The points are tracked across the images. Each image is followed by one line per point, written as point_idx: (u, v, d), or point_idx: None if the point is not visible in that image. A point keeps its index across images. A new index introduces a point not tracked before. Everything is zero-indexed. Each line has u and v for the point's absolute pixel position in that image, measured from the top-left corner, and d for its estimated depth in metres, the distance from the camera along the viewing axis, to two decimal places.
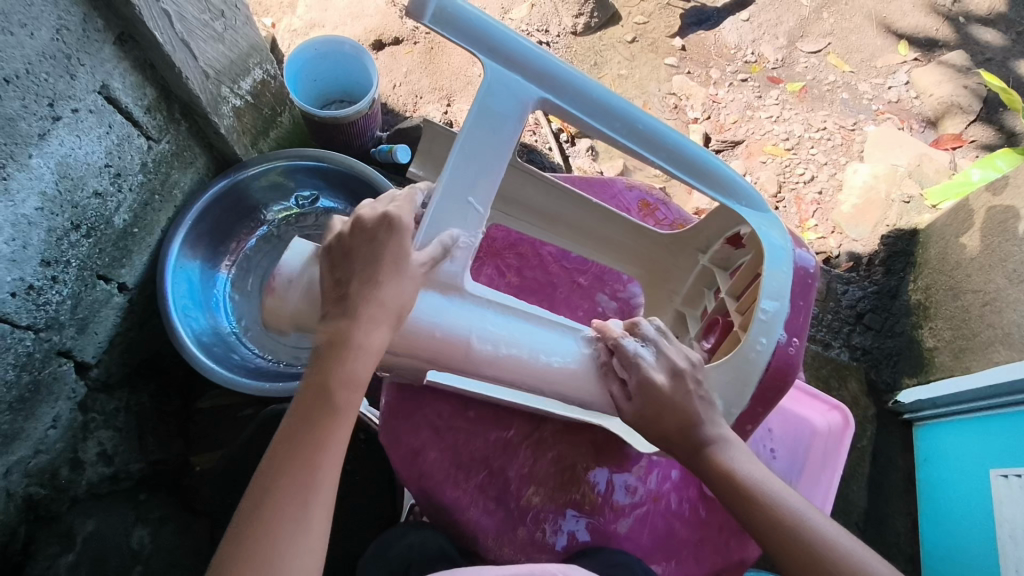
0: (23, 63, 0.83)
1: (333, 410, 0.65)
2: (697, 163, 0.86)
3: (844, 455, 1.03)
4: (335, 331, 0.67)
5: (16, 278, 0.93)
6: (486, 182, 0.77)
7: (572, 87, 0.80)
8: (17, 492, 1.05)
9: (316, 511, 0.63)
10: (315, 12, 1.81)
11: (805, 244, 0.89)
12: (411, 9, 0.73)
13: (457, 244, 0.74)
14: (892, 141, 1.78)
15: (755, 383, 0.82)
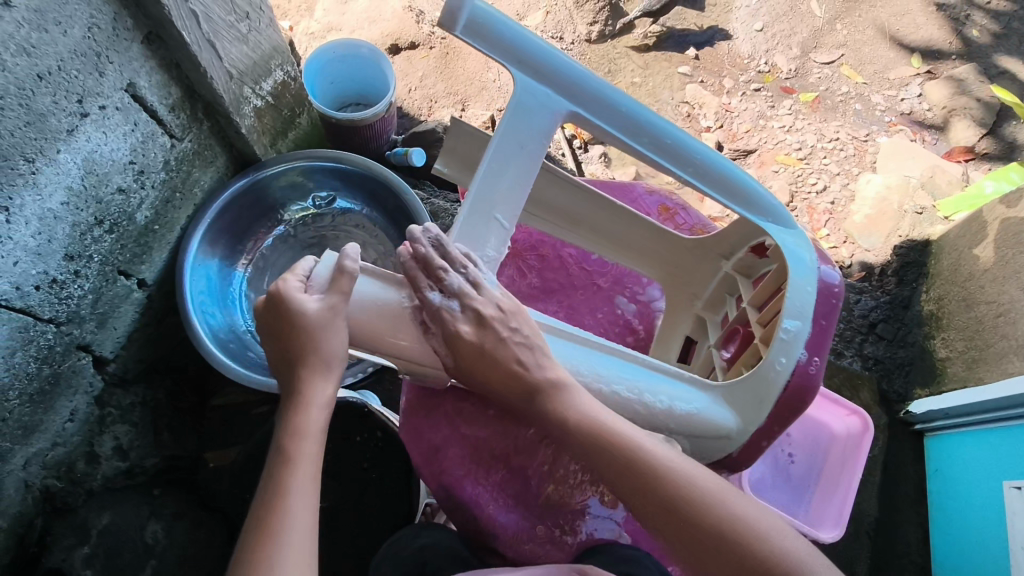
0: (55, 60, 0.84)
1: (314, 364, 0.73)
2: (720, 175, 0.87)
3: (863, 459, 1.02)
4: (298, 356, 0.73)
5: (40, 272, 0.94)
6: (510, 198, 0.81)
7: (600, 101, 0.82)
8: (34, 483, 1.07)
9: (305, 482, 0.67)
10: (333, 15, 1.84)
11: (831, 261, 0.88)
12: (444, 20, 0.75)
13: (482, 257, 0.80)
14: (904, 152, 1.78)
15: (773, 401, 0.82)
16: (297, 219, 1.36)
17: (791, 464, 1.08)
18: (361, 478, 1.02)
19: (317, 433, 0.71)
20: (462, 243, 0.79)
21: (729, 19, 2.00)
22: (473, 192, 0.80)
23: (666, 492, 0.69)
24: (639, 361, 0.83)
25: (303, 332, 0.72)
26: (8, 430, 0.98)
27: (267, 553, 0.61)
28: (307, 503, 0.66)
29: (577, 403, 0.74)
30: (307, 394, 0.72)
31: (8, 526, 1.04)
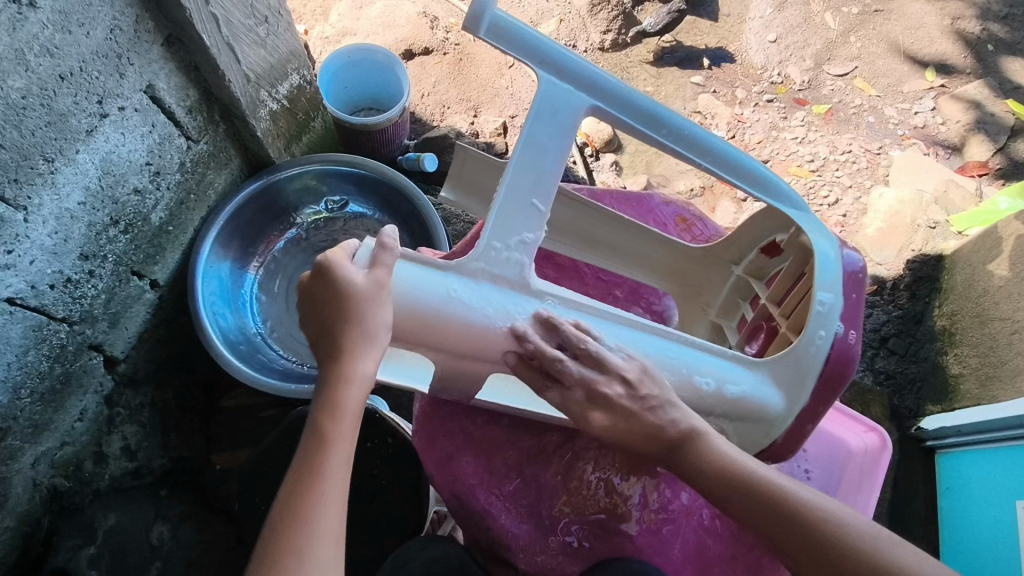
0: (78, 61, 0.85)
1: (357, 340, 0.69)
2: (742, 168, 0.87)
3: (882, 475, 1.01)
4: (342, 328, 0.69)
5: (55, 271, 0.94)
6: (547, 184, 0.78)
7: (620, 98, 0.82)
8: (43, 482, 1.07)
9: (339, 466, 0.66)
10: (347, 20, 1.85)
11: (849, 244, 0.89)
12: (467, 24, 0.74)
13: (525, 242, 0.76)
14: (917, 166, 1.78)
15: (815, 375, 0.83)
16: (310, 222, 1.36)
17: (807, 481, 1.04)
18: (371, 485, 0.97)
19: (354, 411, 0.69)
20: (498, 236, 0.76)
21: (742, 30, 2.00)
22: (506, 185, 0.77)
23: (817, 539, 0.69)
24: (681, 340, 0.82)
25: (351, 304, 0.69)
26: (19, 429, 0.98)
27: (297, 541, 0.61)
28: (338, 491, 0.65)
29: (718, 449, 0.76)
30: (350, 369, 0.69)
31: (16, 525, 1.04)
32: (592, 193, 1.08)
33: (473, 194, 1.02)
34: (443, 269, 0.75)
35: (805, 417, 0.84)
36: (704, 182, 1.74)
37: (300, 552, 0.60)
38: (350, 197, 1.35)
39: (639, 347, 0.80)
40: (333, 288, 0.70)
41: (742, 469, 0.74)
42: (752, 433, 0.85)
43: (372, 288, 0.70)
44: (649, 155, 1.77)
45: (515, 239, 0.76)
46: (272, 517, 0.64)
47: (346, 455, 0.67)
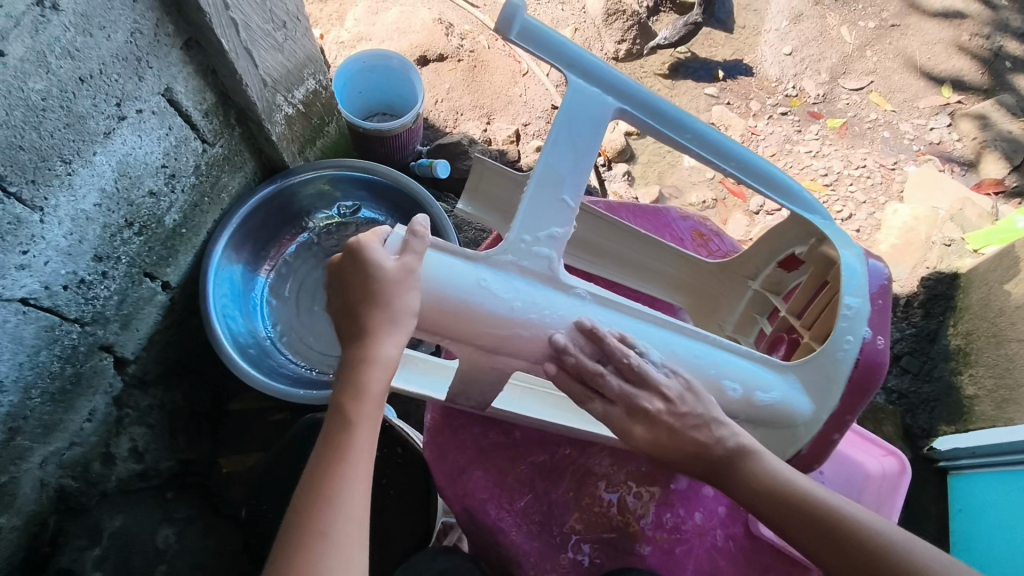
0: (98, 64, 0.85)
1: (381, 323, 0.68)
2: (767, 175, 0.86)
3: (899, 501, 0.99)
4: (367, 311, 0.68)
5: (69, 272, 0.94)
6: (574, 180, 0.77)
7: (647, 103, 0.81)
8: (51, 482, 1.06)
9: (363, 451, 0.65)
10: (363, 25, 1.85)
11: (873, 253, 0.88)
12: (497, 26, 0.74)
13: (552, 237, 0.76)
14: (932, 182, 1.76)
15: (843, 381, 0.81)
16: (321, 227, 1.36)
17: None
18: (380, 495, 0.96)
19: (377, 395, 0.67)
20: (528, 229, 0.75)
21: (758, 42, 1.99)
22: (534, 180, 0.76)
23: (874, 559, 0.65)
24: (706, 340, 0.81)
25: (378, 287, 0.68)
26: (28, 429, 0.98)
27: (321, 524, 0.59)
28: (363, 474, 0.64)
29: (770, 469, 0.74)
30: (374, 350, 0.68)
31: (23, 524, 1.04)
32: (608, 207, 1.08)
33: (489, 207, 1.02)
34: (475, 260, 0.74)
35: (831, 426, 0.83)
36: (716, 194, 1.74)
37: (324, 537, 0.58)
38: (362, 202, 1.35)
39: (666, 347, 0.79)
40: (362, 271, 0.69)
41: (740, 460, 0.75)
42: (778, 438, 0.85)
43: (401, 273, 0.69)
44: (662, 166, 1.77)
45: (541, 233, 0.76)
46: (295, 502, 0.62)
47: (370, 439, 0.66)
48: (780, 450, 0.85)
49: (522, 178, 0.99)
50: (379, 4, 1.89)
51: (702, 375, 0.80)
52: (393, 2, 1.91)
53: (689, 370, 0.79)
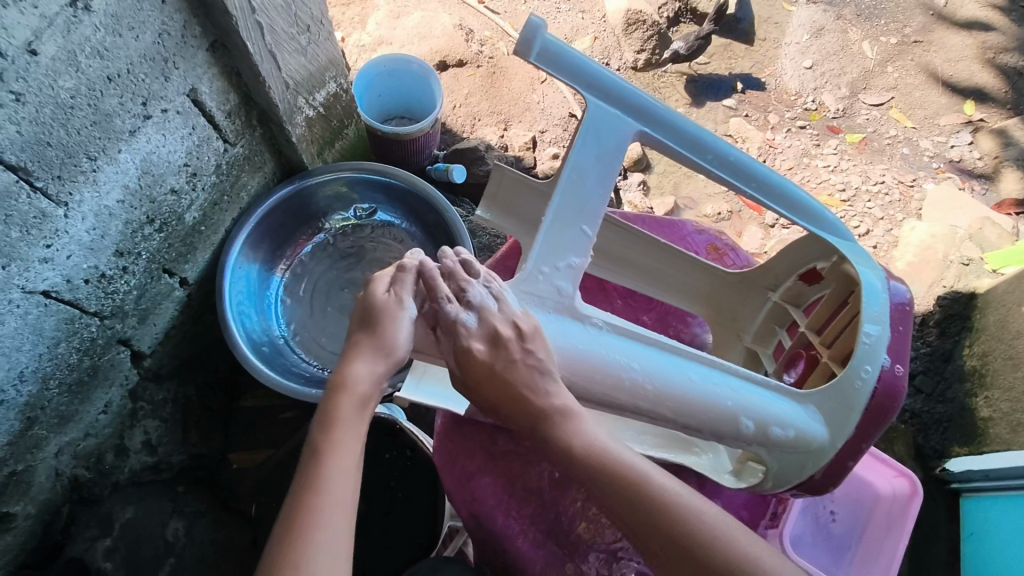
0: (126, 63, 0.87)
1: (364, 352, 0.69)
2: (790, 198, 0.86)
3: (909, 525, 0.96)
4: (357, 344, 0.70)
5: (91, 266, 0.96)
6: (595, 207, 0.79)
7: (668, 124, 0.82)
8: (65, 472, 1.09)
9: (337, 478, 0.62)
10: (384, 29, 1.87)
11: (894, 275, 0.87)
12: (519, 47, 0.74)
13: (569, 265, 0.77)
14: (951, 201, 1.74)
15: (861, 409, 0.80)
16: (337, 228, 1.37)
17: (832, 523, 1.04)
18: (387, 497, 0.96)
19: (352, 422, 0.66)
20: (546, 260, 0.77)
21: (778, 55, 1.98)
22: (553, 209, 0.78)
23: (661, 520, 0.64)
24: (718, 367, 0.80)
25: (371, 319, 0.71)
26: (45, 419, 1.00)
27: (295, 555, 0.57)
28: (341, 504, 0.61)
29: (582, 430, 0.70)
30: (348, 377, 0.68)
31: (37, 512, 1.06)
32: (630, 216, 1.08)
33: (507, 214, 1.02)
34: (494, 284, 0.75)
35: (848, 451, 0.81)
36: (731, 207, 1.73)
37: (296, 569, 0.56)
38: (379, 205, 1.36)
39: (682, 372, 0.78)
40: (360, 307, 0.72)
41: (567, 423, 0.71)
42: (792, 464, 0.82)
43: (390, 302, 0.71)
44: (677, 177, 1.76)
45: (559, 261, 0.77)
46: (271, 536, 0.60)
47: (346, 467, 0.64)
48: (793, 476, 0.83)
49: (542, 184, 0.99)
50: (401, 9, 1.91)
51: (716, 403, 0.78)
52: (415, 6, 1.92)
53: (704, 397, 0.78)
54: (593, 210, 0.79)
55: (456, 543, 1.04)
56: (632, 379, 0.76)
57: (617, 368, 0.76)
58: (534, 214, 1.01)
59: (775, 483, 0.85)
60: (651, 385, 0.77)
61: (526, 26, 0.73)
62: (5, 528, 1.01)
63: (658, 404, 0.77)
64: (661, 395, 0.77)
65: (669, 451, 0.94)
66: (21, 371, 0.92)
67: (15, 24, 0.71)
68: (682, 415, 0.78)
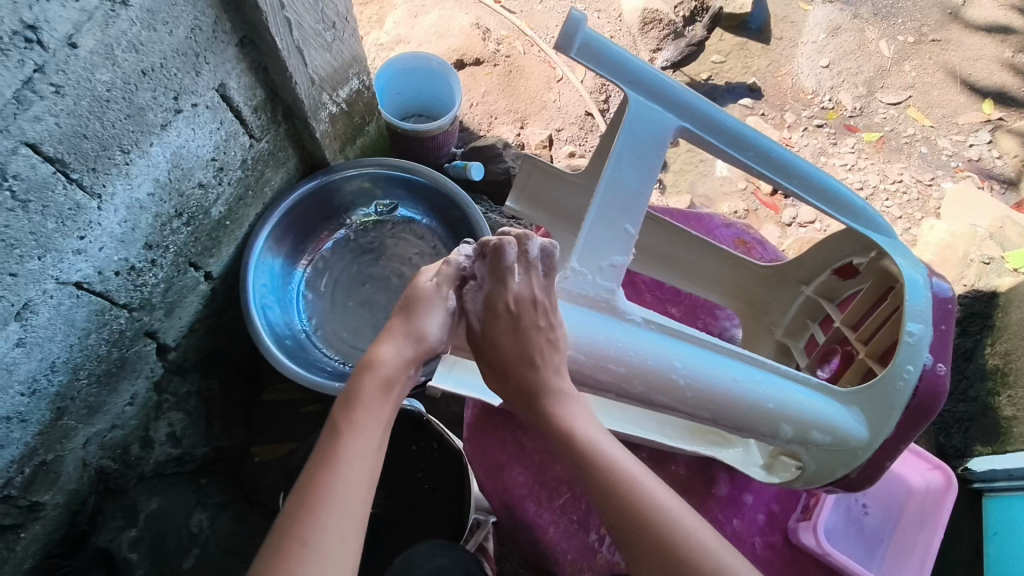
0: (159, 58, 0.88)
1: (395, 338, 0.69)
2: (829, 192, 0.85)
3: (944, 516, 0.98)
4: (396, 332, 0.70)
5: (121, 258, 0.97)
6: (635, 205, 0.78)
7: (708, 116, 0.81)
8: (91, 463, 1.09)
9: (353, 455, 0.61)
10: (402, 28, 1.88)
11: (937, 274, 0.86)
12: (561, 42, 0.76)
13: (612, 264, 0.75)
14: (971, 200, 1.73)
15: (901, 408, 0.78)
16: (359, 224, 1.38)
17: (865, 516, 1.03)
18: (413, 488, 0.99)
19: (375, 403, 0.65)
20: (586, 262, 0.76)
21: (794, 53, 1.98)
22: (595, 209, 0.78)
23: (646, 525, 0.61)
24: (760, 366, 0.79)
25: (412, 309, 0.72)
26: (74, 409, 1.01)
27: (303, 528, 0.55)
28: (354, 484, 0.59)
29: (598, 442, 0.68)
30: (374, 359, 0.67)
31: (65, 502, 1.07)
32: (658, 209, 1.10)
33: (537, 204, 1.03)
34: None
35: (888, 449, 0.80)
36: (748, 205, 1.72)
37: (303, 541, 0.54)
38: (400, 201, 1.37)
39: (724, 371, 0.77)
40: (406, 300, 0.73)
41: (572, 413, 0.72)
42: (832, 461, 0.82)
43: (433, 292, 0.72)
44: (694, 175, 1.76)
45: (603, 261, 0.76)
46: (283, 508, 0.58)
47: (364, 448, 0.62)
48: (829, 472, 0.83)
49: (573, 175, 1.01)
50: (419, 8, 1.92)
51: (756, 402, 0.78)
52: (432, 5, 1.93)
53: (745, 397, 0.77)
54: (632, 208, 0.78)
55: (478, 535, 1.00)
56: (673, 378, 0.75)
57: (659, 367, 0.75)
58: (566, 206, 1.02)
59: (806, 482, 0.86)
60: (691, 384, 0.76)
61: (567, 20, 0.75)
62: (35, 517, 1.02)
63: (698, 402, 0.77)
64: (702, 394, 0.76)
65: (704, 444, 0.95)
66: (53, 362, 0.93)
67: (57, 17, 0.73)
68: (721, 412, 0.78)
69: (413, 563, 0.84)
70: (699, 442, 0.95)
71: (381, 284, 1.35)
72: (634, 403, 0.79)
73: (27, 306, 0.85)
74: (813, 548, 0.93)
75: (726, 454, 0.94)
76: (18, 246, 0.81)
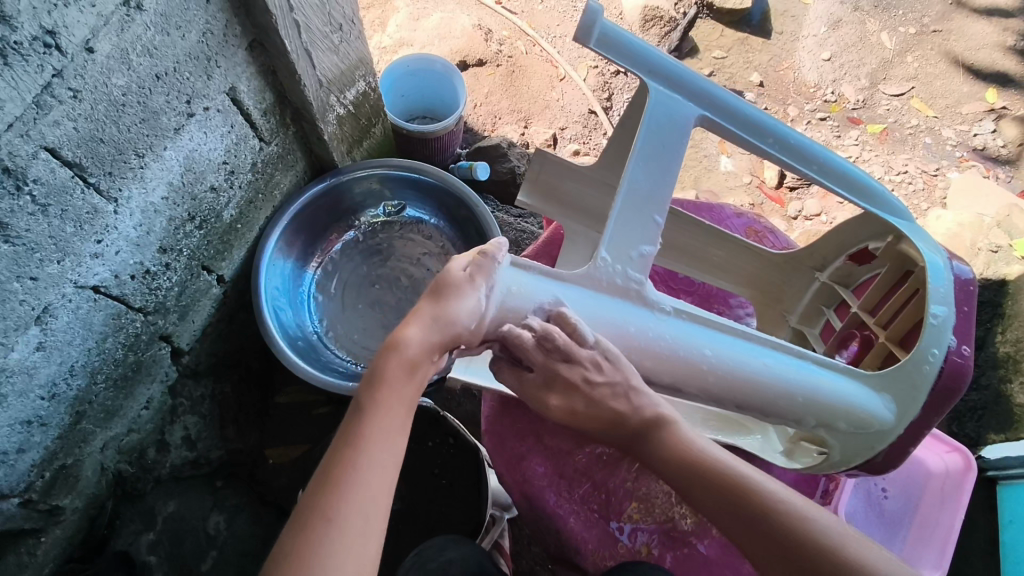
0: (172, 62, 0.89)
1: (418, 316, 0.68)
2: (845, 178, 0.85)
3: (965, 495, 0.98)
4: (427, 311, 0.68)
5: (136, 262, 0.98)
6: (661, 197, 0.78)
7: (725, 105, 0.81)
8: (109, 467, 1.10)
9: (379, 434, 0.61)
10: (405, 31, 1.89)
11: (957, 257, 0.86)
12: (577, 35, 0.76)
13: (640, 254, 0.76)
14: (978, 188, 1.72)
15: (927, 391, 0.78)
16: (368, 225, 1.39)
17: (885, 499, 1.06)
18: (432, 484, 1.01)
19: (398, 383, 0.65)
20: (617, 252, 0.76)
21: (795, 47, 1.99)
22: (621, 197, 0.77)
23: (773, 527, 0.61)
24: (792, 352, 0.79)
25: (444, 291, 0.69)
26: (92, 413, 1.02)
27: (328, 506, 0.56)
28: (377, 464, 0.59)
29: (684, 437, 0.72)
30: (398, 340, 0.66)
31: (83, 506, 1.07)
32: (672, 201, 1.11)
33: (549, 197, 1.03)
34: (563, 279, 0.75)
35: (911, 434, 0.81)
36: (753, 200, 1.72)
37: (328, 520, 0.55)
38: (408, 201, 1.38)
39: (755, 359, 0.77)
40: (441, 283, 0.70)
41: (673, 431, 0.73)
42: (857, 444, 0.82)
43: (466, 281, 0.70)
44: (698, 171, 1.77)
45: (631, 251, 0.76)
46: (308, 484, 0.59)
47: (388, 428, 0.62)
48: (849, 457, 0.84)
49: (587, 167, 1.02)
50: (421, 11, 1.93)
51: (785, 387, 0.78)
52: (434, 7, 1.94)
53: (774, 383, 0.77)
54: (659, 199, 0.78)
55: (493, 534, 0.98)
56: (703, 367, 0.76)
57: (687, 355, 0.76)
58: (579, 199, 1.03)
59: (830, 467, 0.87)
60: (720, 372, 0.76)
61: (584, 13, 0.75)
62: (54, 521, 1.02)
63: (726, 390, 0.77)
64: (730, 380, 0.77)
65: (716, 431, 0.97)
66: (71, 365, 0.94)
67: (74, 23, 0.74)
68: (749, 400, 0.78)
69: (434, 555, 0.85)
70: (713, 431, 0.97)
71: (389, 285, 1.35)
72: (659, 391, 0.80)
73: (46, 310, 0.86)
74: None
75: (744, 442, 0.96)
76: (38, 251, 0.82)
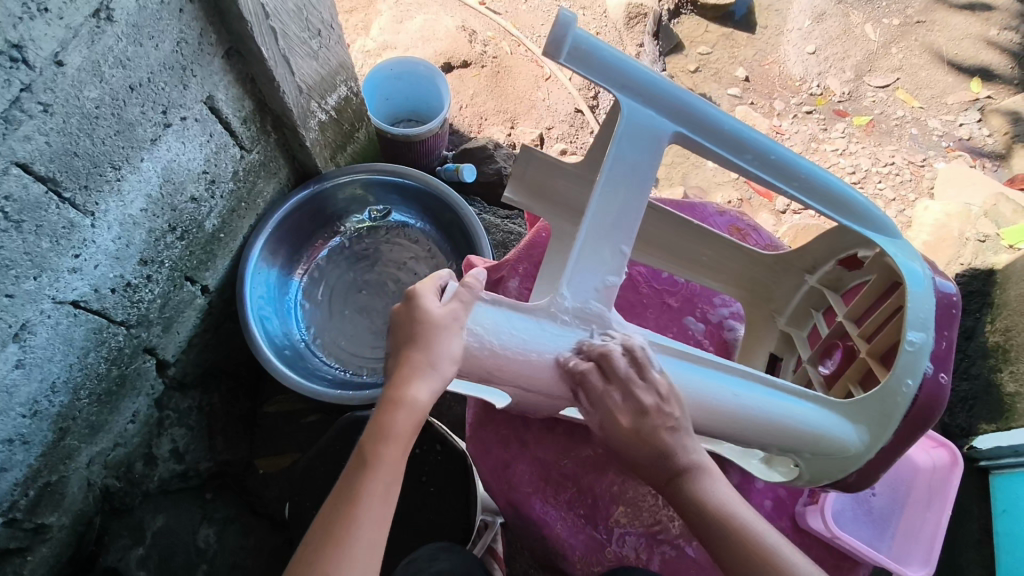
0: (147, 72, 0.88)
1: (416, 369, 0.69)
2: (828, 189, 0.84)
3: (951, 490, 1.00)
4: (418, 361, 0.69)
5: (117, 275, 0.97)
6: (631, 217, 0.78)
7: (703, 120, 0.81)
8: (96, 482, 1.08)
9: (377, 492, 0.65)
10: (388, 34, 1.88)
11: (941, 272, 0.86)
12: (548, 49, 0.75)
13: (605, 284, 0.76)
14: (964, 178, 1.73)
15: (898, 420, 0.79)
16: (354, 231, 1.39)
17: (873, 498, 1.04)
18: (420, 492, 1.01)
19: (402, 439, 0.68)
20: (586, 265, 0.76)
21: (780, 41, 1.98)
22: (592, 216, 0.77)
23: None
24: (759, 380, 0.79)
25: (430, 335, 0.69)
26: (76, 430, 1.00)
27: (326, 563, 0.60)
28: (378, 519, 0.64)
29: (714, 488, 0.72)
30: (406, 398, 0.68)
31: (71, 523, 1.06)
32: (660, 200, 1.10)
33: (534, 195, 1.02)
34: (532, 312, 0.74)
35: (882, 458, 0.81)
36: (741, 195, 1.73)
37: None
38: (393, 206, 1.37)
39: (718, 386, 0.77)
40: (417, 319, 0.71)
41: (695, 486, 0.72)
42: (827, 467, 0.82)
43: (448, 319, 0.71)
44: (685, 167, 1.77)
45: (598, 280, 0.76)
46: (309, 538, 0.64)
47: (389, 484, 0.66)
48: (818, 477, 0.84)
49: (578, 167, 1.01)
50: (404, 13, 1.92)
51: (752, 415, 0.78)
52: (417, 9, 1.93)
53: (740, 411, 0.77)
54: (626, 221, 0.78)
55: (486, 539, 1.01)
56: None
57: None
58: (567, 197, 1.02)
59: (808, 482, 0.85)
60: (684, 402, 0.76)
61: (556, 23, 0.73)
62: (41, 539, 1.01)
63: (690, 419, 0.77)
64: (695, 410, 0.77)
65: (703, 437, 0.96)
66: (52, 382, 0.93)
67: (41, 36, 0.73)
68: (716, 427, 0.78)
69: (426, 566, 0.84)
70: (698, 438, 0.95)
71: (377, 290, 1.35)
72: None
73: (25, 327, 0.85)
74: (821, 533, 0.93)
75: (724, 449, 0.95)
76: (14, 268, 0.81)
